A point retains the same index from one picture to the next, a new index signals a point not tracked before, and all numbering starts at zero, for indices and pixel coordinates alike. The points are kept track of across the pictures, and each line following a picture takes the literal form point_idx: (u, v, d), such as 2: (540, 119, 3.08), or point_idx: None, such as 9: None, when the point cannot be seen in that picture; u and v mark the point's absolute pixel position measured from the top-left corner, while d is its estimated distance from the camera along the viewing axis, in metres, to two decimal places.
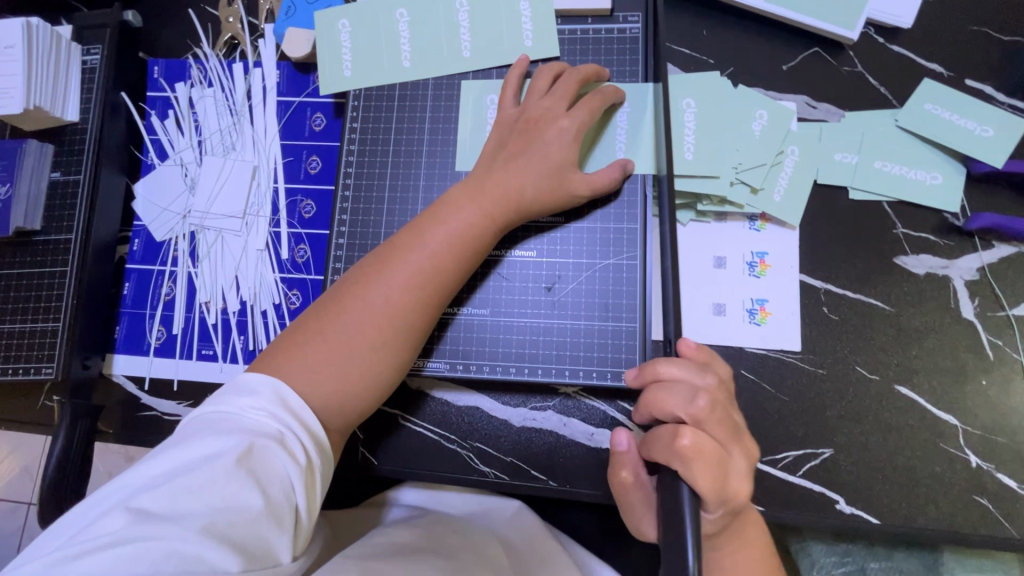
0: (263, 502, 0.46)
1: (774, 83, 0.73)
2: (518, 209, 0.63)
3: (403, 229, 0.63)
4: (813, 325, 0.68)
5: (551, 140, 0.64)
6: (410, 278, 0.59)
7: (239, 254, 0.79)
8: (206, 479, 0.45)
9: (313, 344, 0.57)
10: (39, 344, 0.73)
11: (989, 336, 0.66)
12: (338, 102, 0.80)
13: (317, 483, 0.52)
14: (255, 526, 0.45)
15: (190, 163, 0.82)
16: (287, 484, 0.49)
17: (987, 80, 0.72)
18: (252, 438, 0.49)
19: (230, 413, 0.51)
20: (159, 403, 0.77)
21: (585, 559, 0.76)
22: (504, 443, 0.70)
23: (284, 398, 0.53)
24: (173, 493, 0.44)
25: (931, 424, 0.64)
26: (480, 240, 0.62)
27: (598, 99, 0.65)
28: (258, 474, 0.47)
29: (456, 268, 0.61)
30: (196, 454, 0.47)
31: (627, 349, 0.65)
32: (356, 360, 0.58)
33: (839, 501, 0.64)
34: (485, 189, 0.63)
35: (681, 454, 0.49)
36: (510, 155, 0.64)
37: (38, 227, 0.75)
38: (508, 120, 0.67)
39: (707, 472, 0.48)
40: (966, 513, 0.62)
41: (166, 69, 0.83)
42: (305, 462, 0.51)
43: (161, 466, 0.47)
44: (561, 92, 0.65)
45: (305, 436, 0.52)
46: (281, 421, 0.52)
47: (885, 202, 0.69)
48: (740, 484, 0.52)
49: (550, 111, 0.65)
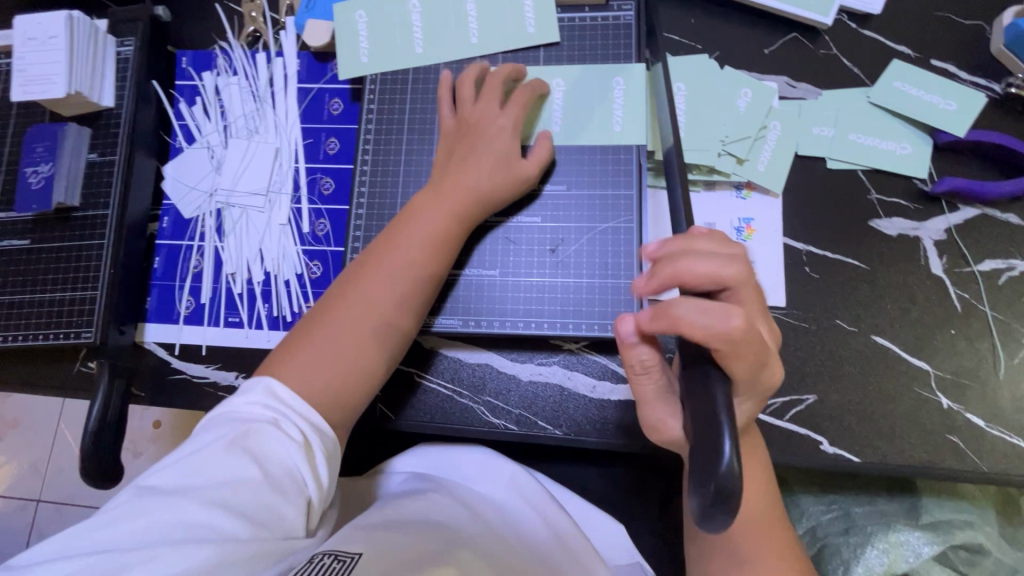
0: (262, 477, 0.52)
1: (757, 66, 0.80)
2: (482, 199, 0.69)
3: (378, 238, 0.68)
4: (796, 283, 0.74)
5: (492, 136, 0.70)
6: (387, 280, 0.65)
7: (263, 229, 0.85)
8: (206, 461, 0.52)
9: (308, 347, 0.62)
10: (78, 311, 0.78)
11: (957, 290, 0.72)
12: (355, 88, 0.87)
13: (322, 459, 0.57)
14: (258, 498, 0.51)
15: (216, 145, 0.88)
16: (284, 460, 0.54)
17: (951, 60, 0.79)
18: (247, 423, 0.55)
19: (231, 405, 0.57)
20: (188, 366, 0.82)
21: (588, 513, 0.81)
22: (513, 397, 0.75)
23: (277, 389, 0.59)
24: (179, 473, 0.51)
25: (904, 370, 0.70)
26: (455, 235, 0.68)
27: (528, 94, 0.71)
28: (253, 453, 0.53)
29: (429, 263, 0.67)
30: (200, 440, 0.54)
31: (626, 303, 0.70)
32: (348, 352, 0.63)
33: (822, 443, 0.69)
34: (445, 188, 0.68)
35: (730, 332, 0.41)
36: (460, 156, 0.70)
37: (77, 204, 0.80)
38: (448, 126, 0.73)
39: (750, 353, 0.42)
40: (940, 449, 0.67)
41: (194, 60, 0.90)
42: (303, 440, 0.56)
43: (174, 453, 0.54)
44: (486, 93, 0.71)
45: (300, 417, 0.58)
46: (275, 407, 0.57)
47: (860, 170, 0.76)
48: (773, 366, 0.45)
49: (484, 113, 0.71)
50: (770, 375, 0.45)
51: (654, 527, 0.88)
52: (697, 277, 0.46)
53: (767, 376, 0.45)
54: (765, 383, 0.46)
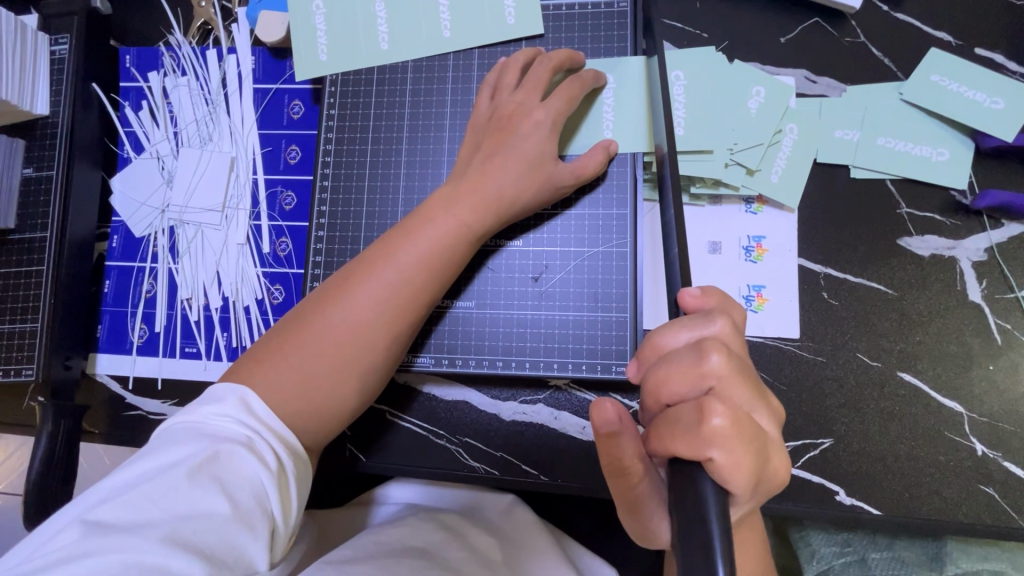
0: (231, 508, 0.44)
1: (771, 57, 0.69)
2: (500, 210, 0.60)
3: (375, 242, 0.60)
4: (812, 311, 0.65)
5: (527, 133, 0.60)
6: (382, 292, 0.56)
7: (220, 249, 0.77)
8: (165, 488, 0.43)
9: (284, 360, 0.54)
10: (18, 345, 0.71)
11: (996, 320, 0.63)
12: (317, 88, 0.77)
13: (292, 488, 0.50)
14: (224, 534, 0.43)
15: (167, 155, 0.79)
16: (258, 489, 0.46)
17: (997, 48, 0.68)
18: (216, 444, 0.46)
19: (195, 420, 0.49)
20: (145, 403, 0.76)
21: (580, 555, 0.75)
22: (494, 438, 0.68)
23: (251, 406, 0.51)
24: (131, 504, 0.42)
25: (934, 412, 0.62)
26: (463, 249, 0.59)
27: (576, 86, 0.62)
28: (224, 479, 0.44)
29: (434, 279, 0.58)
30: (158, 462, 0.45)
31: (617, 340, 0.62)
32: (321, 375, 0.55)
33: (838, 493, 0.62)
34: (463, 192, 0.60)
35: (715, 438, 0.36)
36: (485, 154, 0.61)
37: (13, 226, 0.73)
38: (481, 119, 0.64)
39: (746, 454, 0.36)
40: (972, 502, 0.60)
41: (138, 58, 0.81)
42: (276, 466, 0.48)
43: (124, 477, 0.44)
44: (533, 82, 0.62)
45: (273, 439, 0.50)
46: (249, 427, 0.49)
47: (888, 180, 0.66)
48: (775, 457, 0.40)
49: (524, 104, 0.61)
50: (772, 469, 0.39)
51: (651, 564, 0.82)
52: (677, 375, 0.40)
53: (770, 471, 0.39)
54: (771, 482, 0.40)
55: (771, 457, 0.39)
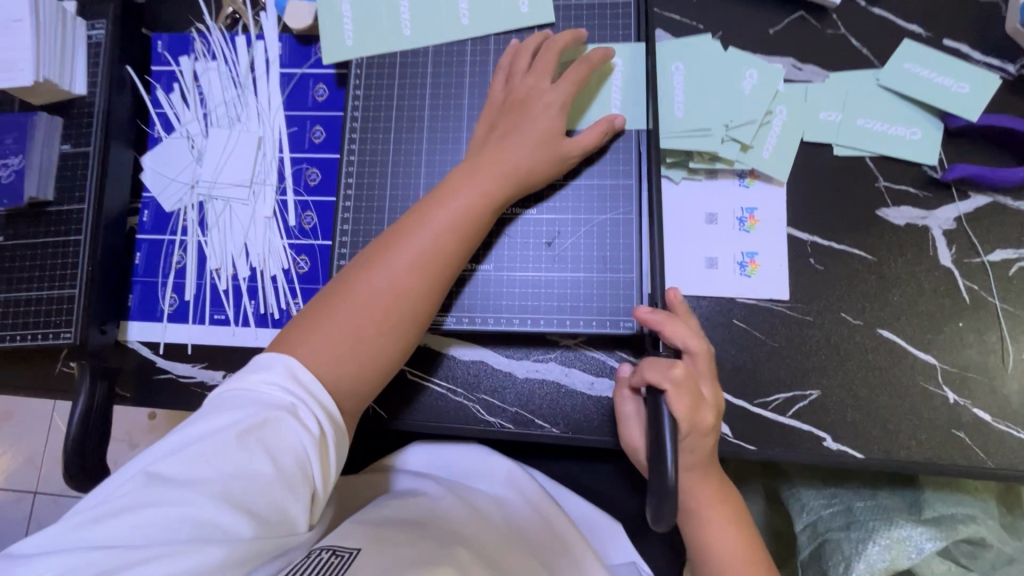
0: (276, 471, 0.48)
1: (761, 46, 0.76)
2: (518, 182, 0.65)
3: (404, 216, 0.64)
4: (802, 275, 0.71)
5: (541, 114, 0.66)
6: (414, 263, 0.61)
7: (247, 222, 0.81)
8: (218, 449, 0.47)
9: (328, 325, 0.59)
10: (57, 310, 0.74)
11: (965, 282, 0.70)
12: (340, 72, 0.83)
13: (331, 455, 0.54)
14: (269, 495, 0.48)
15: (196, 135, 0.84)
16: (300, 455, 0.50)
17: (963, 39, 0.75)
18: (265, 411, 0.50)
19: (244, 387, 0.53)
20: (175, 365, 0.79)
21: (588, 512, 0.80)
22: (509, 395, 0.73)
23: (297, 374, 0.54)
24: (187, 461, 0.47)
25: (910, 364, 0.68)
26: (483, 220, 0.65)
27: (586, 69, 0.68)
28: (271, 444, 0.49)
29: (459, 249, 0.63)
30: (212, 424, 0.49)
31: (624, 299, 0.68)
32: (364, 337, 0.59)
33: (826, 439, 0.68)
34: (483, 168, 0.65)
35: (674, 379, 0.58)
36: (506, 132, 0.67)
37: (51, 198, 0.76)
38: (498, 102, 0.70)
39: (687, 399, 0.58)
40: (945, 444, 0.66)
41: (170, 44, 0.86)
42: (317, 432, 0.52)
43: (180, 435, 0.49)
44: (546, 68, 0.68)
45: (316, 407, 0.54)
46: (293, 395, 0.53)
47: (867, 157, 0.73)
48: (710, 415, 0.60)
49: (536, 88, 0.68)
50: (709, 423, 0.60)
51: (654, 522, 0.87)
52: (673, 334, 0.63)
53: (707, 423, 0.60)
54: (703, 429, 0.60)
55: (707, 416, 0.60)
